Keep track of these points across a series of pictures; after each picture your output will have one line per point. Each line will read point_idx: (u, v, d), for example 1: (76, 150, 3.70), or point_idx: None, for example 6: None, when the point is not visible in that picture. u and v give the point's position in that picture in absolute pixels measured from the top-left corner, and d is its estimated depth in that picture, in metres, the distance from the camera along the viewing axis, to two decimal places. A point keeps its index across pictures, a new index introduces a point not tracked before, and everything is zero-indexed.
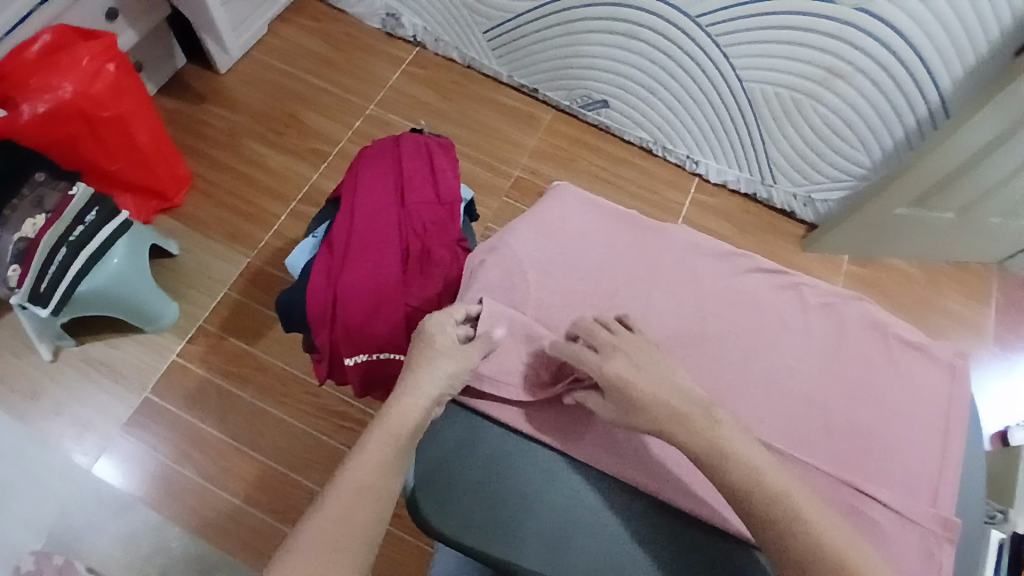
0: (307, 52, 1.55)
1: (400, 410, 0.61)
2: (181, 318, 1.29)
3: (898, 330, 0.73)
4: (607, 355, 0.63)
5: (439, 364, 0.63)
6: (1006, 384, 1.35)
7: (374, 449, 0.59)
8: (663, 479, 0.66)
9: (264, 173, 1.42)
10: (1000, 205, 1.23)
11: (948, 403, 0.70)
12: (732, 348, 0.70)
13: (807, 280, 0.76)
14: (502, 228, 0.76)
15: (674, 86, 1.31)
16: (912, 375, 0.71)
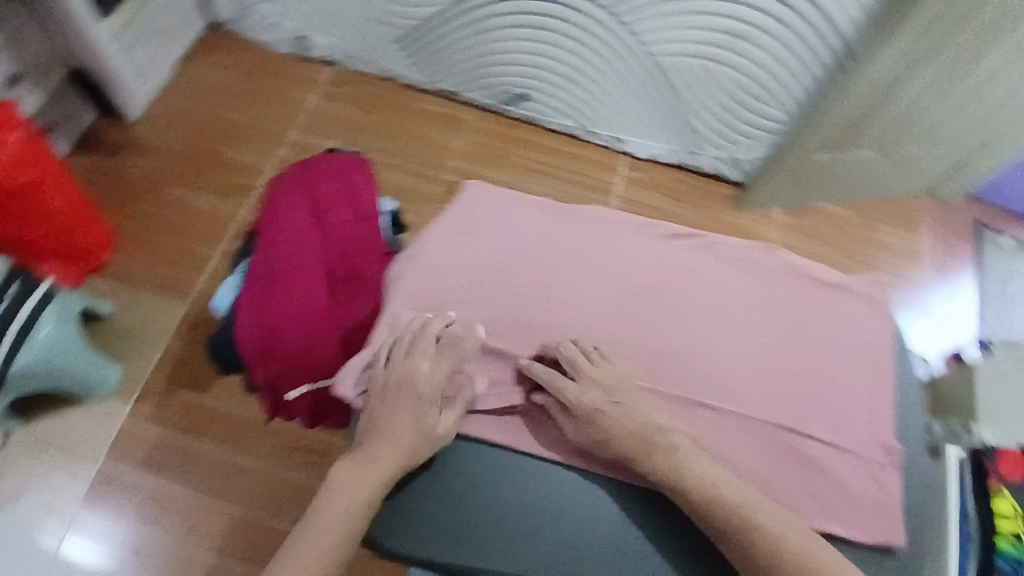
0: (218, 87, 1.51)
1: (376, 457, 0.62)
2: (127, 380, 1.24)
3: (817, 271, 0.76)
4: (585, 388, 0.64)
5: (418, 412, 0.64)
6: (949, 305, 1.40)
7: (346, 495, 0.60)
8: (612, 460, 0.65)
9: (192, 217, 1.38)
10: (915, 135, 1.27)
11: (875, 334, 0.73)
12: (665, 318, 0.70)
13: (722, 237, 0.78)
14: (421, 236, 0.75)
15: (589, 70, 1.32)
16: (838, 312, 0.73)
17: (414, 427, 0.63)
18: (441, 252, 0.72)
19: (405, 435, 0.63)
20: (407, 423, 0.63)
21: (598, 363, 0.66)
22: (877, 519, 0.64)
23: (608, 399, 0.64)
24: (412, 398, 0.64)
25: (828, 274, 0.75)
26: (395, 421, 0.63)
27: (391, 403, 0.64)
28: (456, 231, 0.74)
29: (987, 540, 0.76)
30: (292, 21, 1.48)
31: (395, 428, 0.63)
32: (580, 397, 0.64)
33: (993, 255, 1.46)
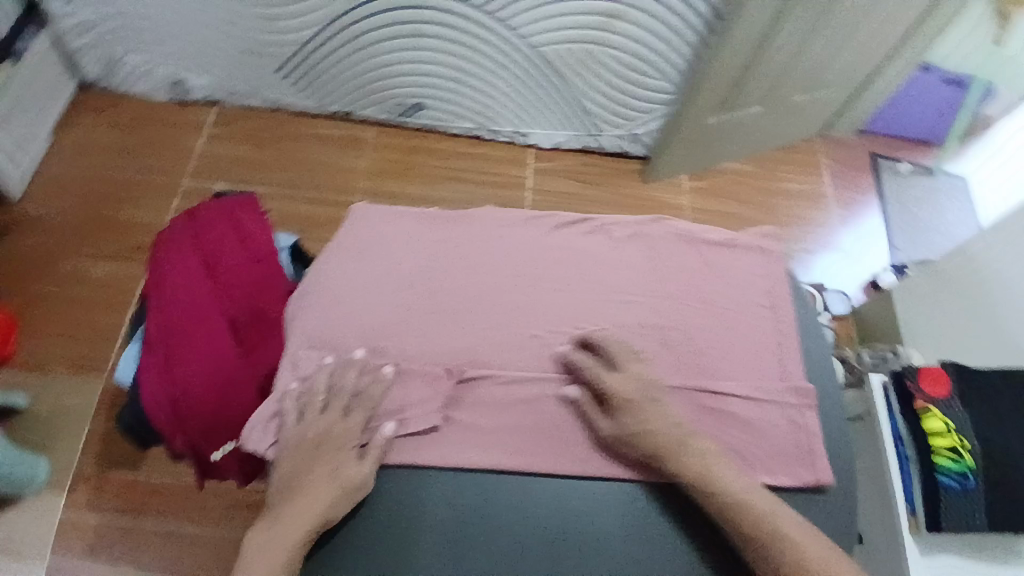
0: (101, 147, 1.43)
1: (289, 519, 0.59)
2: (53, 471, 1.15)
3: (704, 234, 0.80)
4: (622, 380, 0.66)
5: (333, 468, 0.62)
6: (863, 238, 1.45)
7: (259, 563, 0.57)
8: (546, 452, 0.66)
9: (95, 289, 1.30)
10: (794, 81, 1.33)
11: (770, 283, 0.78)
12: (565, 305, 0.73)
13: (611, 218, 0.82)
14: (312, 265, 0.78)
15: (476, 71, 1.31)
16: (731, 269, 0.78)
17: (329, 483, 0.61)
18: (327, 278, 0.75)
19: (320, 493, 0.61)
20: (321, 480, 0.61)
21: (635, 359, 0.68)
22: (795, 454, 0.67)
23: (642, 392, 0.66)
24: (327, 456, 0.63)
25: (716, 236, 0.81)
26: (309, 480, 0.62)
27: (308, 462, 0.63)
28: (345, 253, 0.77)
29: (923, 460, 0.78)
30: (166, 67, 1.42)
31: (309, 487, 0.61)
32: (616, 386, 0.65)
33: (890, 182, 1.54)
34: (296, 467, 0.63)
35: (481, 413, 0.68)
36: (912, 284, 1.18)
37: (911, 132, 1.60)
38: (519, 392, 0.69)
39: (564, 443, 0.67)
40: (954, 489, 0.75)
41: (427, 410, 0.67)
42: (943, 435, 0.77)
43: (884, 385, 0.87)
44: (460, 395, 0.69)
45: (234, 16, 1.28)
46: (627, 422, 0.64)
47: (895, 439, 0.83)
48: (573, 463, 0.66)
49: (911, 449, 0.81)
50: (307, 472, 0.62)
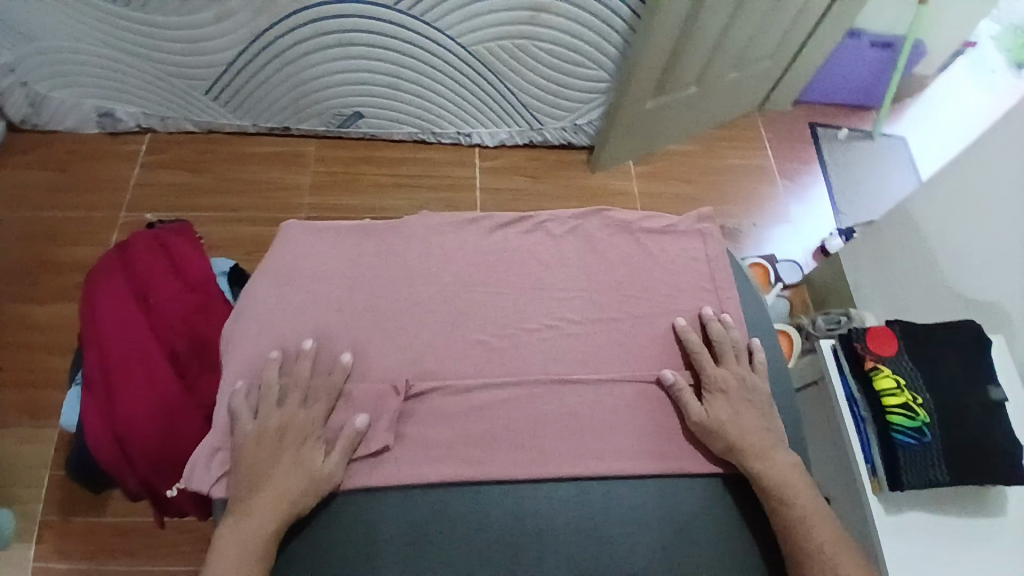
0: (33, 187, 1.37)
1: (258, 510, 0.61)
2: (20, 522, 1.07)
3: (640, 223, 0.84)
4: (725, 372, 0.71)
5: (299, 460, 0.63)
6: (810, 213, 1.47)
7: (232, 556, 0.59)
8: (504, 453, 0.67)
9: (38, 331, 1.23)
10: (728, 58, 1.36)
11: (710, 266, 0.81)
12: (506, 307, 0.75)
13: (549, 214, 0.84)
14: (242, 294, 0.77)
15: (412, 75, 1.30)
16: (668, 254, 0.82)
17: (296, 474, 0.62)
18: (258, 299, 0.75)
19: (287, 485, 0.62)
20: (289, 473, 0.62)
21: (738, 357, 0.73)
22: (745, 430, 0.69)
23: (739, 387, 0.70)
24: (292, 446, 0.64)
25: (656, 223, 0.84)
26: (275, 471, 0.63)
27: (271, 456, 0.63)
28: (273, 276, 0.77)
29: (880, 420, 0.77)
30: (92, 98, 1.37)
31: (276, 479, 0.62)
32: (717, 376, 0.71)
33: (830, 149, 1.57)
34: (257, 458, 0.63)
35: (435, 422, 0.68)
36: (863, 248, 1.20)
37: (847, 99, 1.63)
38: (471, 399, 0.70)
39: (523, 445, 0.68)
40: (913, 446, 0.74)
41: (380, 427, 0.67)
42: (895, 393, 0.77)
43: (834, 347, 0.85)
44: (410, 409, 0.69)
45: (158, 41, 1.24)
46: (722, 411, 0.68)
47: (849, 401, 0.82)
48: (529, 463, 0.67)
49: (866, 410, 0.79)
50: (274, 463, 0.63)
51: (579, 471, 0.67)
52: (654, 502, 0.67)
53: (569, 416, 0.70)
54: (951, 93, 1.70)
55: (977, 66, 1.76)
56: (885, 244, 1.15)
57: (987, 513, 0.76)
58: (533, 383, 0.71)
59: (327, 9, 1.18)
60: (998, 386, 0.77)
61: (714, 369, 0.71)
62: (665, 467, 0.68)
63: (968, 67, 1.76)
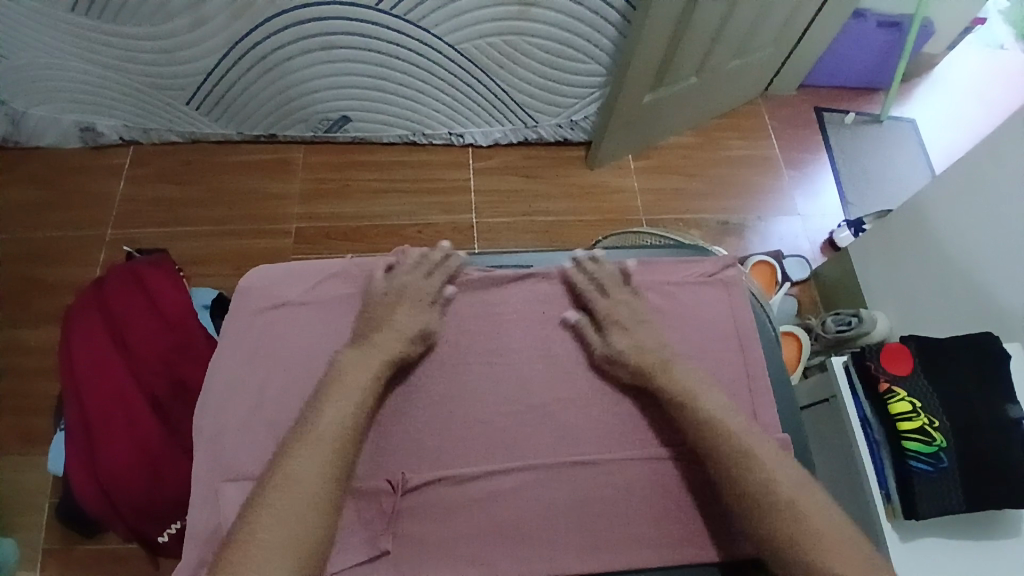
0: (18, 206, 1.34)
1: (369, 358, 0.64)
2: (23, 549, 1.06)
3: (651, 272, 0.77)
4: (612, 305, 0.71)
5: (410, 316, 0.68)
6: (821, 200, 1.43)
7: (323, 427, 0.58)
8: (510, 536, 0.61)
9: (26, 356, 1.20)
10: (727, 48, 1.30)
11: (734, 317, 0.75)
12: (509, 381, 0.68)
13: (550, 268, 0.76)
14: (215, 367, 0.69)
15: (399, 77, 1.25)
16: (687, 300, 0.75)
17: (403, 330, 0.66)
18: (235, 364, 0.68)
19: (402, 330, 0.66)
20: (402, 322, 0.67)
21: (626, 293, 0.73)
22: None
23: (630, 319, 0.70)
24: (409, 302, 0.69)
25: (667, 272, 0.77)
26: (391, 322, 0.67)
27: (390, 306, 0.69)
28: (248, 348, 0.69)
29: (895, 446, 0.74)
30: (73, 113, 1.32)
31: (386, 332, 0.66)
32: (608, 311, 0.70)
33: (836, 134, 1.52)
34: (383, 306, 0.69)
35: (428, 488, 0.62)
36: (874, 243, 1.15)
37: (855, 83, 1.58)
38: (474, 489, 0.62)
39: (531, 537, 0.61)
40: (929, 474, 0.71)
41: (373, 533, 0.60)
42: (911, 417, 0.74)
43: (846, 366, 0.82)
44: (408, 504, 0.62)
45: (134, 52, 1.20)
46: (610, 343, 0.68)
47: (862, 422, 0.79)
48: (541, 557, 0.60)
49: (879, 433, 0.77)
50: (389, 312, 0.68)
51: (590, 547, 0.61)
52: None
53: (580, 501, 0.62)
54: (959, 75, 1.62)
55: (986, 44, 1.68)
56: (896, 239, 1.10)
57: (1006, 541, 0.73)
58: (540, 467, 0.63)
59: (307, 13, 1.13)
60: (1017, 404, 0.74)
61: (601, 304, 0.71)
62: (690, 556, 0.61)
63: (976, 44, 1.68)
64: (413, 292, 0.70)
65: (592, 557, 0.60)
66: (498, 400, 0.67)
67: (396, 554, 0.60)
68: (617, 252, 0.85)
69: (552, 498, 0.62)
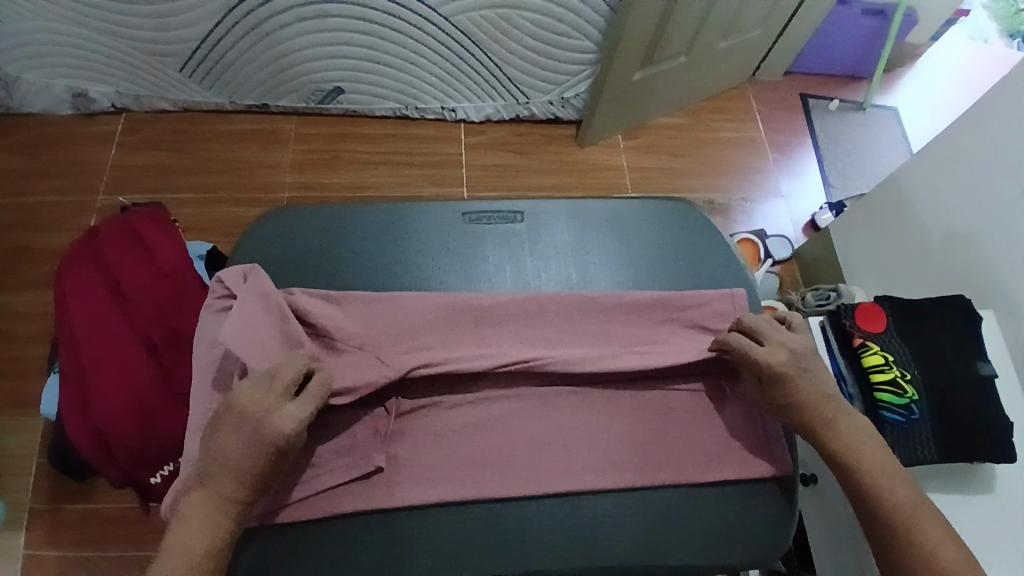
0: (7, 173, 1.33)
1: (240, 453, 0.54)
2: (8, 510, 1.06)
3: (640, 228, 0.80)
4: (772, 350, 0.64)
5: (260, 441, 0.54)
6: (804, 183, 1.47)
7: (241, 456, 0.54)
8: (497, 463, 0.63)
9: (15, 321, 1.20)
10: (715, 28, 1.33)
11: (717, 272, 0.77)
12: (501, 323, 0.70)
13: (539, 222, 0.79)
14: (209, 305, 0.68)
15: (392, 47, 1.26)
16: (673, 256, 0.78)
17: (253, 450, 0.54)
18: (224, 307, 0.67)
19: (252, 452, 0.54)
20: (247, 447, 0.54)
21: (780, 330, 0.66)
22: (751, 438, 0.67)
23: (796, 360, 0.63)
24: (261, 430, 0.55)
25: (656, 229, 0.80)
26: (232, 449, 0.54)
27: (240, 430, 0.55)
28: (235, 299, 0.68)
29: (868, 397, 0.78)
30: (64, 79, 1.32)
31: (235, 452, 0.54)
32: (769, 358, 0.63)
33: (820, 119, 1.56)
34: (237, 421, 0.55)
35: (421, 413, 0.65)
36: (855, 218, 1.18)
37: (839, 71, 1.61)
38: (466, 413, 0.65)
39: (518, 463, 0.64)
40: (900, 423, 0.75)
41: (367, 452, 0.62)
42: (884, 369, 0.78)
43: (823, 325, 0.86)
44: (401, 428, 0.64)
45: (128, 17, 1.20)
46: (782, 398, 0.63)
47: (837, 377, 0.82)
48: (527, 481, 0.63)
49: (854, 388, 0.80)
50: (234, 435, 0.55)
51: (575, 475, 0.63)
52: (651, 503, 0.64)
53: (567, 428, 0.66)
54: (941, 66, 1.67)
55: (967, 36, 1.72)
56: (876, 213, 1.14)
57: (973, 489, 0.76)
58: (529, 394, 0.67)
59: None
60: (988, 363, 0.78)
61: (760, 351, 0.64)
62: (668, 481, 0.64)
63: (958, 37, 1.72)
64: (262, 408, 0.55)
65: (575, 482, 0.63)
66: (487, 339, 0.69)
67: (389, 475, 0.62)
68: (612, 204, 0.81)
69: (538, 426, 0.65)
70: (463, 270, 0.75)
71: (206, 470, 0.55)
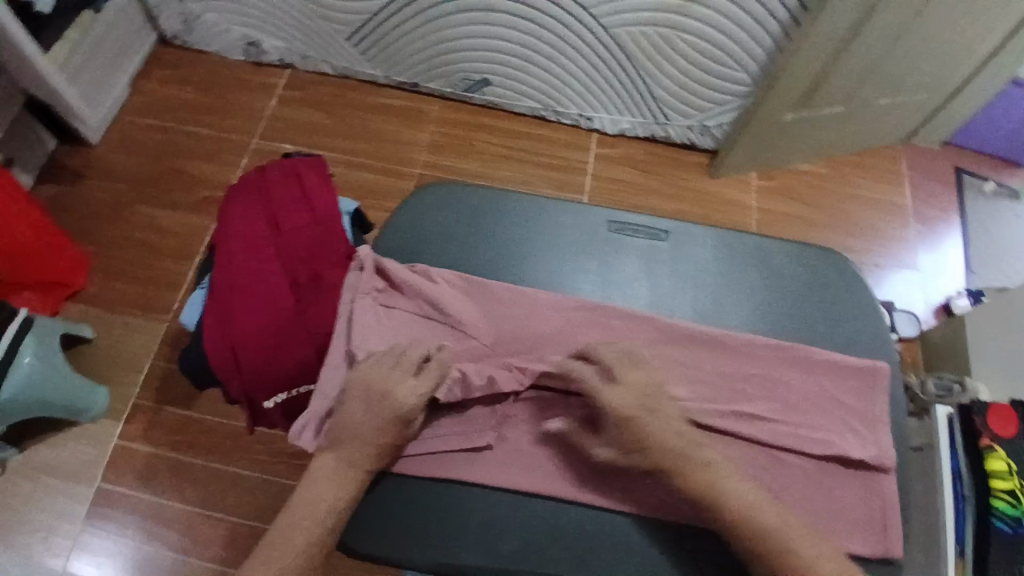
0: (179, 102, 1.47)
1: (366, 422, 0.61)
2: (113, 401, 1.18)
3: (781, 272, 0.77)
4: (620, 394, 0.61)
5: (379, 416, 0.61)
6: (942, 261, 1.37)
7: (367, 426, 0.61)
8: (594, 471, 0.67)
9: (161, 235, 1.33)
10: (881, 82, 1.25)
11: (854, 336, 0.74)
12: (626, 339, 0.70)
13: (678, 247, 0.78)
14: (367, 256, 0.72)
15: (545, 50, 1.28)
16: (809, 308, 0.75)
17: (377, 422, 0.61)
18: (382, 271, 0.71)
19: (375, 425, 0.61)
20: (370, 419, 0.61)
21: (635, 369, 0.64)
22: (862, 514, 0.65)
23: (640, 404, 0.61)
24: (379, 404, 0.61)
25: (797, 277, 0.77)
26: (360, 420, 0.61)
27: (363, 402, 0.62)
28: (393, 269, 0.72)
29: (980, 501, 0.75)
30: (243, 28, 1.44)
31: (361, 422, 0.61)
32: (618, 401, 0.60)
33: (972, 198, 1.45)
34: (361, 398, 0.62)
35: (536, 405, 0.69)
36: (995, 310, 1.09)
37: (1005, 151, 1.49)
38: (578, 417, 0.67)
39: (614, 474, 0.67)
40: (1006, 534, 0.72)
41: (481, 427, 0.68)
42: (1004, 478, 0.74)
43: (950, 417, 0.83)
44: (514, 414, 0.69)
45: None
46: (624, 440, 0.60)
47: (954, 475, 0.80)
48: (619, 493, 0.66)
49: (969, 489, 0.78)
50: (362, 407, 0.61)
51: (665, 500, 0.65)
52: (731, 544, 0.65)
53: None
54: None
55: None
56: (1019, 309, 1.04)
57: None
58: None
59: None
60: None
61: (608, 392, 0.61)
62: None
63: None
64: (385, 384, 0.62)
65: (665, 506, 0.65)
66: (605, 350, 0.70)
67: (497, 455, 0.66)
68: (759, 239, 0.79)
69: None
70: (601, 276, 0.77)
71: (338, 426, 0.62)
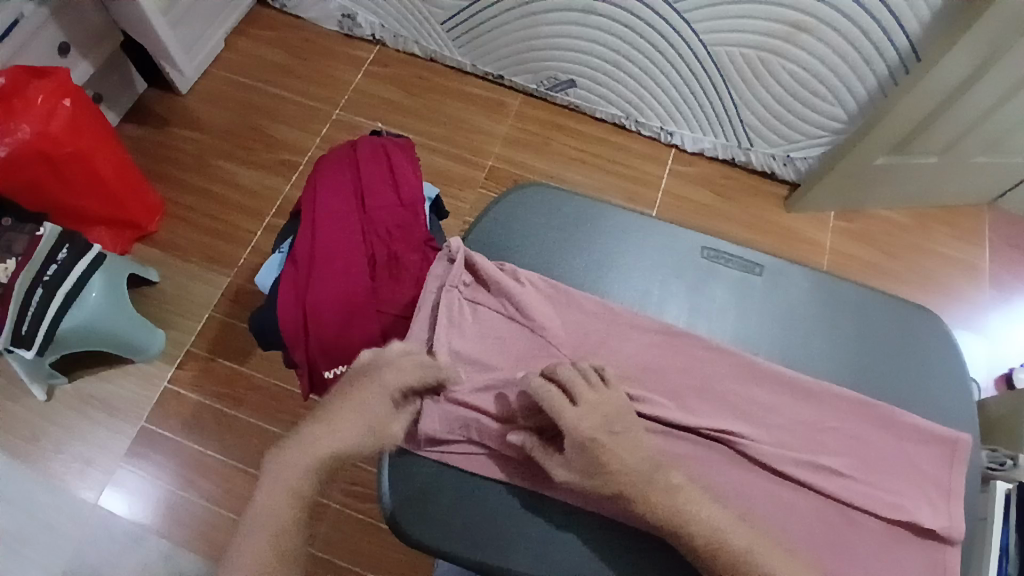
0: (268, 63, 1.50)
1: (348, 418, 0.62)
2: (169, 345, 1.22)
3: (867, 325, 0.75)
4: (579, 416, 0.60)
5: (366, 412, 0.63)
6: (1012, 330, 1.31)
7: (348, 421, 0.62)
8: None
9: (233, 190, 1.36)
10: (982, 140, 1.20)
11: (934, 402, 0.72)
12: (704, 369, 0.69)
13: (766, 284, 0.76)
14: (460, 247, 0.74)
15: (638, 60, 1.26)
16: (893, 366, 0.73)
17: (365, 418, 0.63)
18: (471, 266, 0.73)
19: (357, 422, 0.62)
20: (357, 414, 0.62)
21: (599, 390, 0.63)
22: None
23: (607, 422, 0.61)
24: (370, 400, 0.63)
25: (885, 333, 0.74)
26: (345, 414, 0.62)
27: (347, 396, 0.63)
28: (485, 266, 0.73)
29: None
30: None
31: (345, 416, 0.62)
32: (577, 425, 0.59)
33: None
34: (348, 392, 0.64)
35: None
36: None
37: None
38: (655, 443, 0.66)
39: None
40: None
41: None
42: None
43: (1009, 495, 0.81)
44: None
45: None
46: (591, 460, 0.59)
47: (1000, 552, 0.80)
48: None
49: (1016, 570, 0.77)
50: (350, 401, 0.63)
51: None
52: None
53: (739, 497, 0.64)
54: None
55: None
56: None
57: None
58: (715, 447, 0.66)
59: None
60: None
61: (570, 412, 0.60)
62: None
63: None
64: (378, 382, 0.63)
65: None
66: (681, 378, 0.69)
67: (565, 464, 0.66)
68: (851, 287, 0.76)
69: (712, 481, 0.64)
70: (687, 301, 0.76)
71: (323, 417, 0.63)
